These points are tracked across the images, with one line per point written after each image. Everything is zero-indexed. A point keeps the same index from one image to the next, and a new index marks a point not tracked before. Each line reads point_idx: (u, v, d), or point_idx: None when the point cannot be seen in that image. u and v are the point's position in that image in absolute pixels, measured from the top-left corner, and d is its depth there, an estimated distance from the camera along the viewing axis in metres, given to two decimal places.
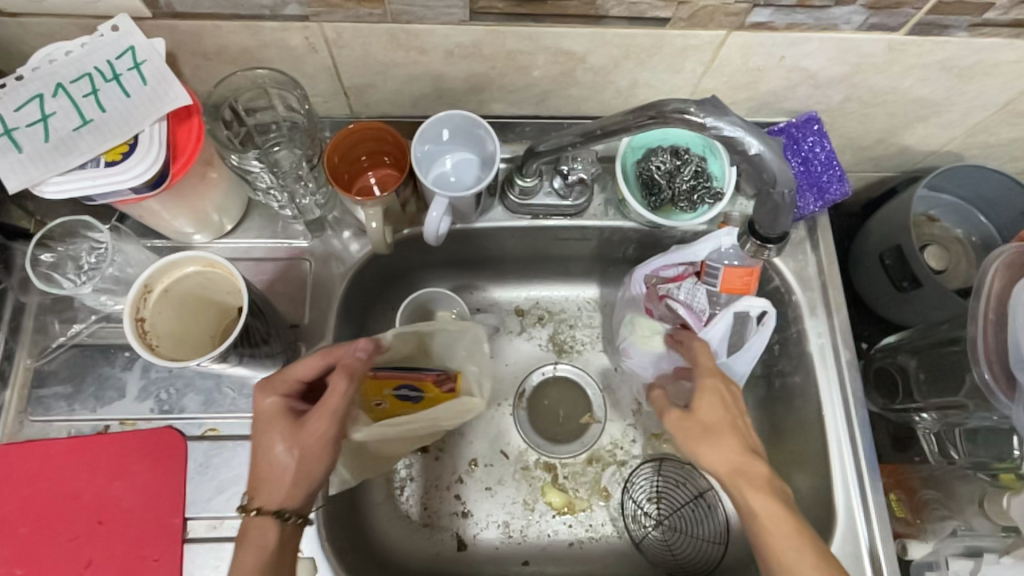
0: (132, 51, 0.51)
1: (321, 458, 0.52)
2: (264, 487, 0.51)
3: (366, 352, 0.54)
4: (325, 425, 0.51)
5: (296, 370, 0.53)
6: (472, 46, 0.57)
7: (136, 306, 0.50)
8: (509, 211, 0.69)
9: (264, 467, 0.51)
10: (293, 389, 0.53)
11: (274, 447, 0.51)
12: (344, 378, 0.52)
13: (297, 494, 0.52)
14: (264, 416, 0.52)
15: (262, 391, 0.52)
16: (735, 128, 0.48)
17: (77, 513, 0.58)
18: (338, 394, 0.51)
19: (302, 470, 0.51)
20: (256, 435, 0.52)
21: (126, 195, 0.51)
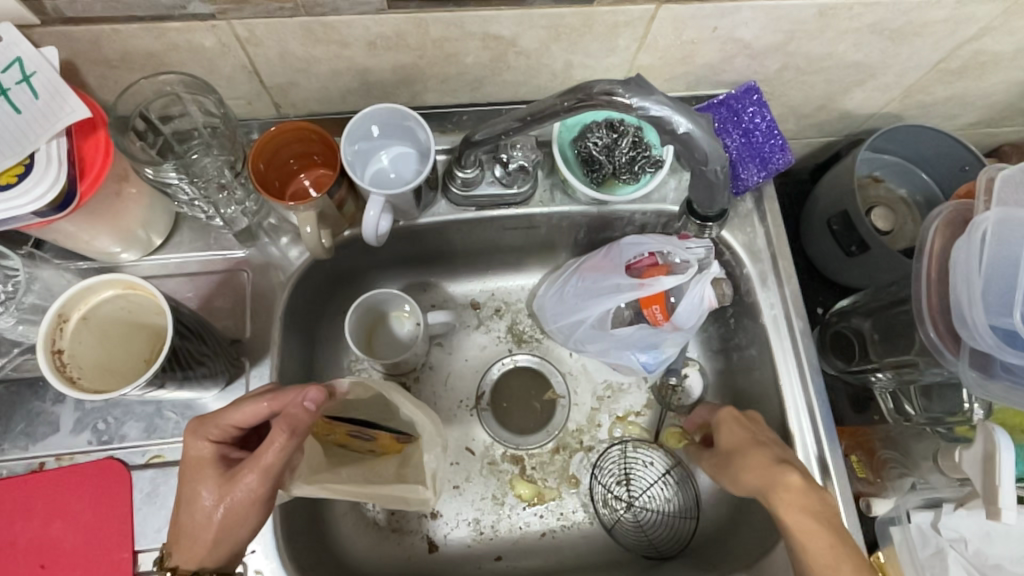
0: (20, 63, 0.47)
1: (246, 513, 0.49)
2: (184, 542, 0.49)
3: (316, 404, 0.49)
4: (254, 482, 0.48)
5: (232, 416, 0.50)
6: (395, 36, 0.54)
7: (52, 338, 0.47)
8: (453, 205, 0.67)
9: (186, 518, 0.49)
10: (230, 434, 0.51)
11: (198, 497, 0.49)
12: (284, 432, 0.47)
13: (219, 551, 0.50)
14: (195, 461, 0.50)
15: (192, 435, 0.50)
16: (661, 107, 0.47)
17: (17, 559, 0.55)
18: (274, 449, 0.47)
19: (224, 527, 0.49)
20: (183, 482, 0.50)
21: (29, 219, 0.48)
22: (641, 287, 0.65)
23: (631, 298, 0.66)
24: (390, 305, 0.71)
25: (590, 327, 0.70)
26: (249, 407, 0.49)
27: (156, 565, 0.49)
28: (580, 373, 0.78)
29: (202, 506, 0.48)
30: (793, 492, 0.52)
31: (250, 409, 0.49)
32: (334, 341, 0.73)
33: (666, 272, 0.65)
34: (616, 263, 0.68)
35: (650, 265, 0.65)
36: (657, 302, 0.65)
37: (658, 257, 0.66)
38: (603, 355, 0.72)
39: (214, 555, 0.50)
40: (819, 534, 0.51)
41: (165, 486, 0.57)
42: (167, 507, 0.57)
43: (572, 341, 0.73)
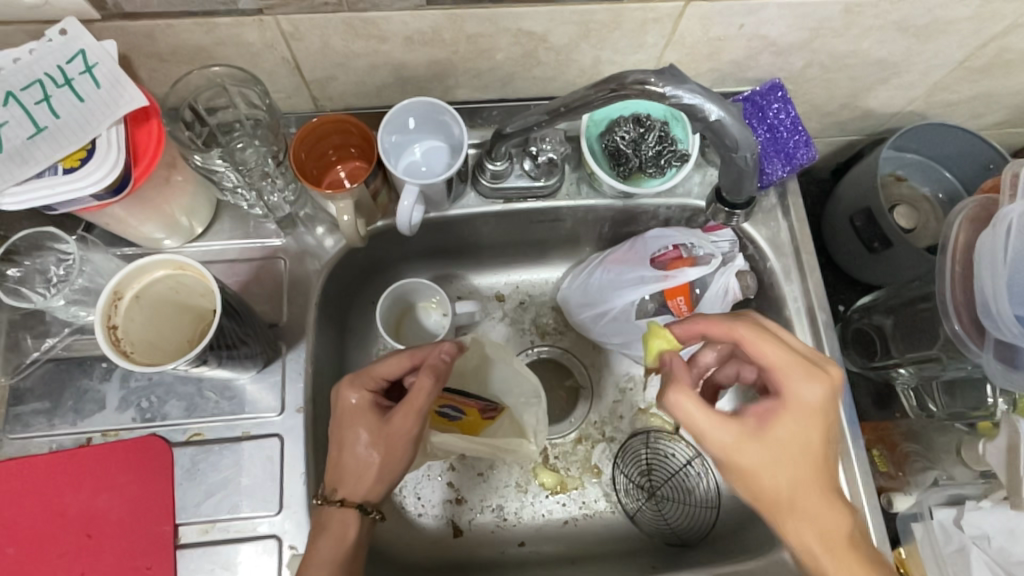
0: (83, 55, 0.50)
1: (401, 452, 0.55)
2: (347, 480, 0.54)
3: (451, 354, 0.56)
4: (410, 422, 0.54)
5: (382, 368, 0.55)
6: (431, 31, 0.56)
7: (108, 314, 0.49)
8: (481, 197, 0.69)
9: (349, 458, 0.54)
10: (378, 386, 0.56)
11: (359, 439, 0.54)
12: (431, 377, 0.53)
13: (380, 489, 0.55)
14: (350, 410, 0.55)
15: (348, 387, 0.55)
16: (694, 96, 0.49)
17: (64, 529, 0.57)
18: (424, 392, 0.53)
19: (385, 466, 0.54)
20: (340, 429, 0.55)
21: (87, 201, 0.50)
22: (666, 279, 0.67)
23: (656, 290, 0.68)
24: (419, 295, 0.73)
25: (616, 318, 0.71)
26: (397, 358, 0.55)
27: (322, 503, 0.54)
28: (603, 365, 0.79)
29: (361, 446, 0.53)
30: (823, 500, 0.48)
31: (397, 362, 0.55)
32: (365, 330, 0.75)
33: (689, 263, 0.66)
34: (642, 255, 0.69)
35: (674, 257, 0.67)
36: (681, 294, 0.68)
37: (682, 248, 0.67)
38: (626, 347, 0.74)
39: (376, 491, 0.55)
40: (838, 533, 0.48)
41: (205, 462, 0.60)
42: (207, 483, 0.59)
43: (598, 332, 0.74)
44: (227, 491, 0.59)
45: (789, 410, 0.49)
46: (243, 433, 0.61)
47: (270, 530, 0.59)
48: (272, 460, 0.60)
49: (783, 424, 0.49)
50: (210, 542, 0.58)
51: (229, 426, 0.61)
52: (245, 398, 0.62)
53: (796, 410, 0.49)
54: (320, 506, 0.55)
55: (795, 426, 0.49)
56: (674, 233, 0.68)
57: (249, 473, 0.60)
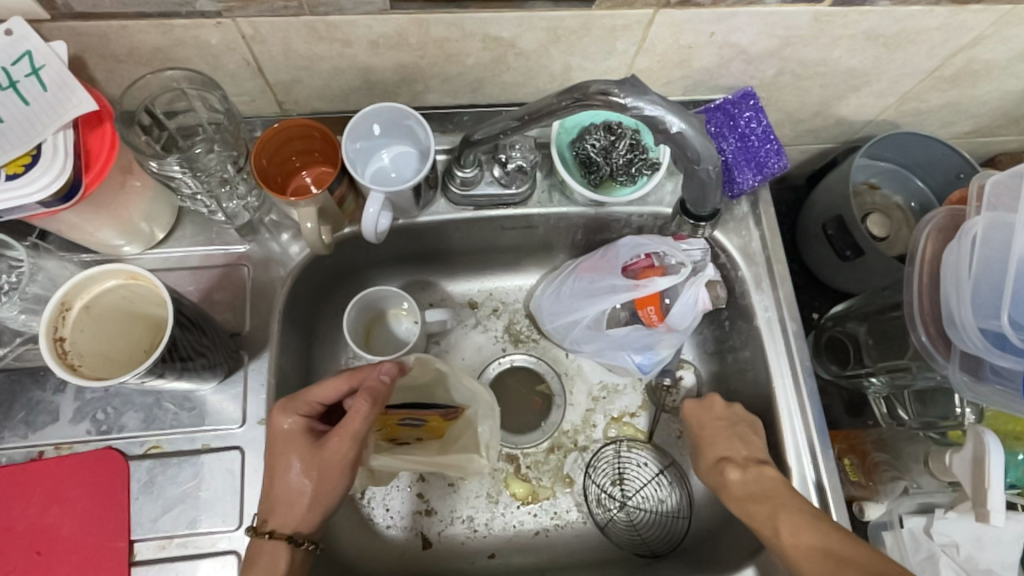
0: (30, 56, 0.48)
1: (335, 479, 0.54)
2: (279, 509, 0.54)
3: (390, 376, 0.56)
4: (344, 448, 0.54)
5: (316, 393, 0.55)
6: (397, 35, 0.55)
7: (54, 325, 0.47)
8: (452, 203, 0.68)
9: (282, 486, 0.54)
10: (314, 410, 0.56)
11: (291, 467, 0.54)
12: (368, 402, 0.53)
13: (313, 517, 0.54)
14: (284, 436, 0.55)
15: (281, 412, 0.55)
16: (656, 107, 0.48)
17: (13, 546, 0.55)
18: (359, 418, 0.53)
19: (318, 493, 0.54)
20: (273, 455, 0.55)
21: (34, 209, 0.49)
22: (637, 288, 0.66)
23: (627, 299, 0.67)
24: (388, 303, 0.72)
25: (586, 328, 0.71)
26: (334, 381, 0.55)
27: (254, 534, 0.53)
28: (575, 373, 0.79)
29: (293, 473, 0.53)
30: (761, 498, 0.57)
31: (333, 386, 0.55)
32: (334, 338, 0.74)
33: (661, 273, 0.65)
34: (614, 263, 0.69)
35: (646, 266, 0.66)
36: (651, 303, 0.66)
37: (654, 257, 0.66)
38: (598, 355, 0.73)
39: (308, 520, 0.54)
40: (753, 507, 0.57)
41: (163, 476, 0.58)
42: (165, 497, 0.58)
43: (570, 342, 0.74)
44: (186, 505, 0.58)
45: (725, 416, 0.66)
46: (202, 446, 0.59)
47: (229, 545, 0.57)
48: (233, 473, 0.59)
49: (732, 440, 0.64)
50: (167, 558, 0.57)
51: (189, 438, 0.60)
52: (205, 410, 0.60)
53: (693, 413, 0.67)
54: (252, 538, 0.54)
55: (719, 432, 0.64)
56: (644, 243, 0.68)
57: (209, 486, 0.58)
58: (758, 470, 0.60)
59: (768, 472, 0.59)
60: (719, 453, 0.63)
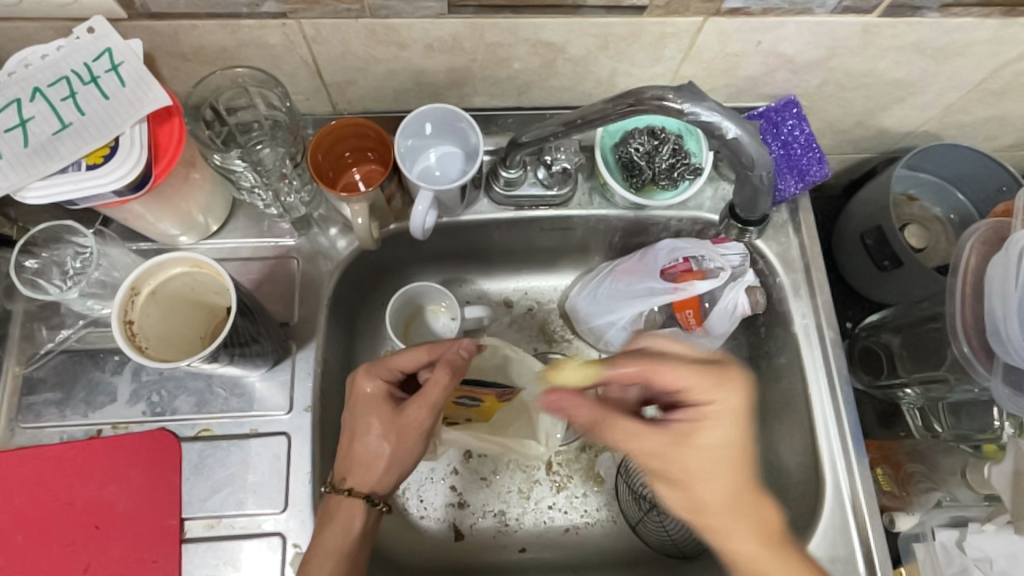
0: (110, 53, 0.51)
1: (412, 444, 0.57)
2: (358, 468, 0.56)
3: (467, 352, 0.58)
4: (423, 416, 0.56)
5: (399, 361, 0.57)
6: (451, 39, 0.57)
7: (125, 308, 0.50)
8: (494, 203, 0.70)
9: (361, 447, 0.56)
10: (394, 377, 0.58)
11: (371, 430, 0.56)
12: (448, 373, 0.55)
13: (389, 479, 0.57)
14: (365, 399, 0.57)
15: (365, 376, 0.57)
16: (712, 113, 0.49)
17: (72, 519, 0.58)
18: (439, 388, 0.55)
19: (395, 456, 0.56)
20: (355, 416, 0.57)
21: (108, 198, 0.51)
22: (675, 292, 0.67)
23: (665, 301, 0.68)
24: (427, 299, 0.73)
25: (621, 329, 0.72)
26: (415, 353, 0.57)
27: (333, 490, 0.55)
28: None
29: (372, 437, 0.55)
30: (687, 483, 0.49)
31: (413, 356, 0.57)
32: (374, 331, 0.76)
33: (699, 277, 0.66)
34: (652, 266, 0.69)
35: (684, 270, 0.66)
36: (690, 306, 0.68)
37: (694, 262, 0.66)
38: None
39: (385, 480, 0.57)
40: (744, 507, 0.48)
41: (212, 458, 0.60)
42: (214, 479, 0.60)
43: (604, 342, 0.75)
44: (234, 487, 0.60)
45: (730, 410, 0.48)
46: (251, 430, 0.62)
47: (274, 527, 0.59)
48: (279, 458, 0.61)
49: (712, 442, 0.48)
50: (215, 537, 0.59)
51: (238, 423, 0.62)
52: (254, 396, 0.63)
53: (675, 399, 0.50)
54: (327, 496, 0.56)
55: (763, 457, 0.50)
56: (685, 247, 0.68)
57: (256, 470, 0.60)
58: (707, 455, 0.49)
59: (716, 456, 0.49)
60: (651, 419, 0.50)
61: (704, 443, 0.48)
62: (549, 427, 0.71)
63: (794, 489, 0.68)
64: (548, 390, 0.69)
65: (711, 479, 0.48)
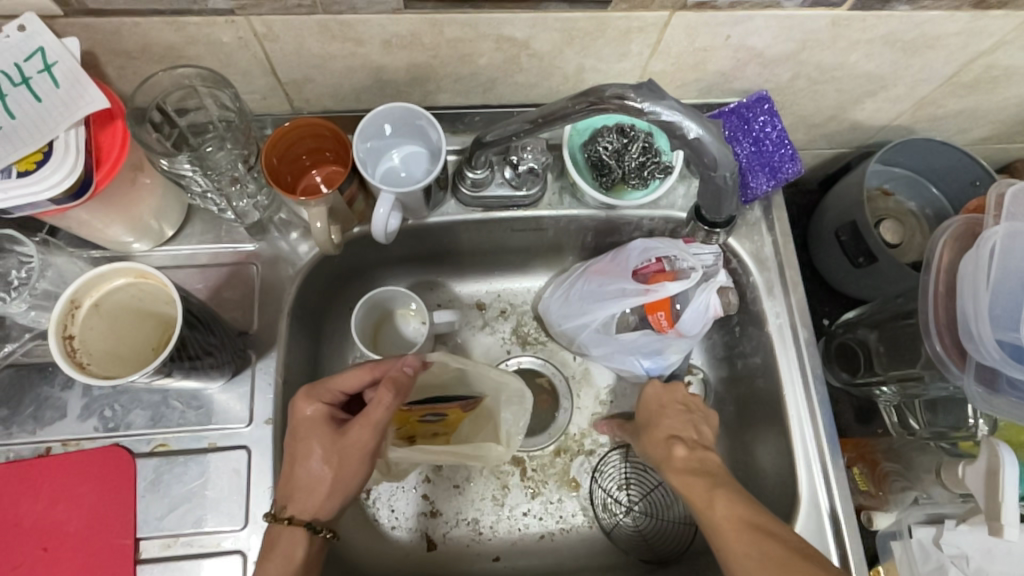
0: (42, 52, 0.48)
1: (355, 468, 0.54)
2: (299, 495, 0.54)
3: (413, 369, 0.57)
4: (365, 437, 0.54)
5: (340, 382, 0.56)
6: (410, 35, 0.55)
7: (63, 323, 0.47)
8: (462, 205, 0.68)
9: (302, 473, 0.54)
10: (336, 399, 0.57)
11: (312, 454, 0.54)
12: (391, 392, 0.53)
13: (331, 504, 0.55)
14: (306, 422, 0.55)
15: (305, 399, 0.55)
16: (672, 112, 0.48)
17: (20, 542, 0.55)
18: (382, 408, 0.54)
19: (337, 481, 0.54)
20: (296, 441, 0.55)
21: (46, 206, 0.49)
22: (647, 293, 0.65)
23: (637, 304, 0.66)
24: (396, 303, 0.71)
25: (595, 332, 0.70)
26: (358, 372, 0.56)
27: (273, 518, 0.53)
28: (582, 374, 0.78)
29: (314, 463, 0.53)
30: (682, 462, 0.60)
31: (356, 375, 0.56)
32: (341, 337, 0.74)
33: (671, 278, 0.65)
34: (624, 267, 0.68)
35: (656, 271, 0.65)
36: (662, 309, 0.65)
37: (669, 261, 0.65)
38: (607, 359, 0.72)
39: (326, 507, 0.54)
40: (693, 480, 0.57)
41: (169, 475, 0.58)
42: (171, 496, 0.58)
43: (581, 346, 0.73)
44: (192, 504, 0.57)
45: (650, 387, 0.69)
46: (209, 445, 0.59)
47: (235, 545, 0.57)
48: (239, 473, 0.59)
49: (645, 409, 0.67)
50: (173, 557, 0.56)
51: (196, 437, 0.59)
52: (212, 409, 0.60)
53: (656, 402, 0.67)
54: (270, 525, 0.54)
55: (674, 416, 0.65)
56: (658, 247, 0.66)
57: (215, 486, 0.58)
58: (704, 452, 0.60)
59: (711, 458, 0.60)
60: (671, 431, 0.63)
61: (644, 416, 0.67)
62: (513, 425, 0.68)
63: (770, 492, 0.67)
64: (513, 388, 0.68)
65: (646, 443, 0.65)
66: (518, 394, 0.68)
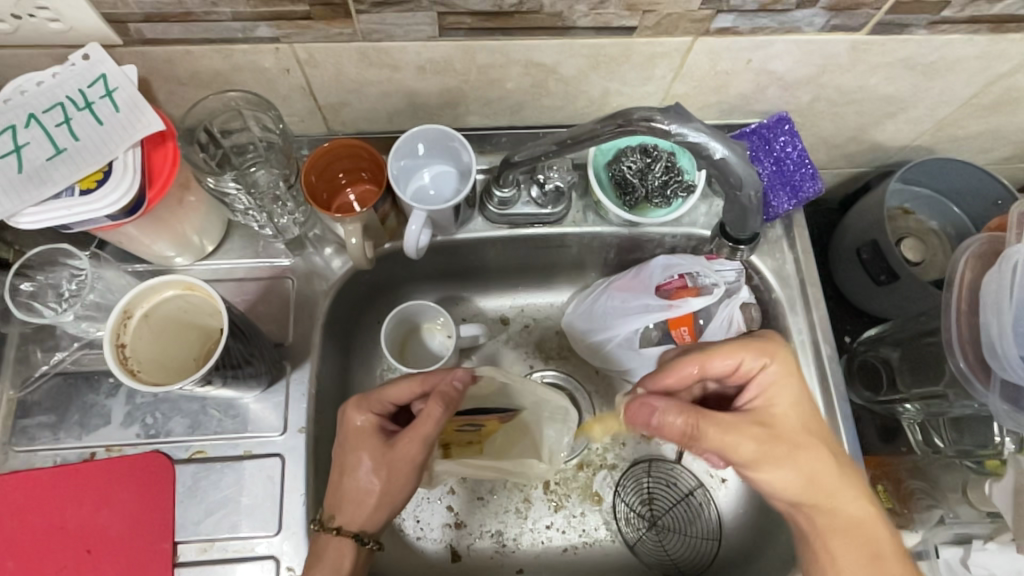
0: (104, 79, 0.51)
1: (402, 481, 0.56)
2: (348, 508, 0.56)
3: (462, 381, 0.58)
4: (414, 450, 0.55)
5: (389, 394, 0.57)
6: (444, 61, 0.57)
7: (117, 332, 0.50)
8: (489, 222, 0.70)
9: (351, 485, 0.56)
10: (386, 410, 0.58)
11: (361, 465, 0.56)
12: (440, 406, 0.55)
13: (379, 517, 0.56)
14: (356, 433, 0.57)
15: (356, 409, 0.57)
16: (700, 134, 0.50)
17: (64, 543, 0.58)
18: (431, 420, 0.55)
19: (386, 493, 0.56)
20: (344, 452, 0.57)
21: (103, 222, 0.52)
22: (671, 308, 0.67)
23: (661, 318, 0.68)
24: (423, 317, 0.73)
25: (619, 347, 0.71)
26: (407, 384, 0.57)
27: (320, 528, 0.55)
28: (605, 389, 0.79)
29: (363, 473, 0.55)
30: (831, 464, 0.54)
31: (404, 389, 0.57)
32: (370, 351, 0.76)
33: (695, 293, 0.66)
34: (647, 283, 0.69)
35: (679, 287, 0.67)
36: (685, 324, 0.67)
37: (692, 276, 0.67)
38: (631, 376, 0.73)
39: (373, 520, 0.56)
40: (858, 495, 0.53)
41: (206, 481, 0.60)
42: (208, 501, 0.60)
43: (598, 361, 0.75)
44: (227, 509, 0.59)
45: (776, 383, 0.54)
46: (245, 452, 0.61)
47: (268, 550, 0.59)
48: (273, 480, 0.60)
49: (785, 408, 0.53)
50: (208, 561, 0.58)
51: (232, 444, 0.61)
52: (248, 417, 0.62)
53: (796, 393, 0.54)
54: (315, 534, 0.56)
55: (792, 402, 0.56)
56: (677, 264, 0.68)
57: (250, 492, 0.60)
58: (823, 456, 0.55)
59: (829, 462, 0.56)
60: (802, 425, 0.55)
61: (779, 417, 0.53)
62: (555, 443, 0.70)
63: None
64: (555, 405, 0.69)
65: (774, 456, 0.51)
66: (561, 411, 0.69)
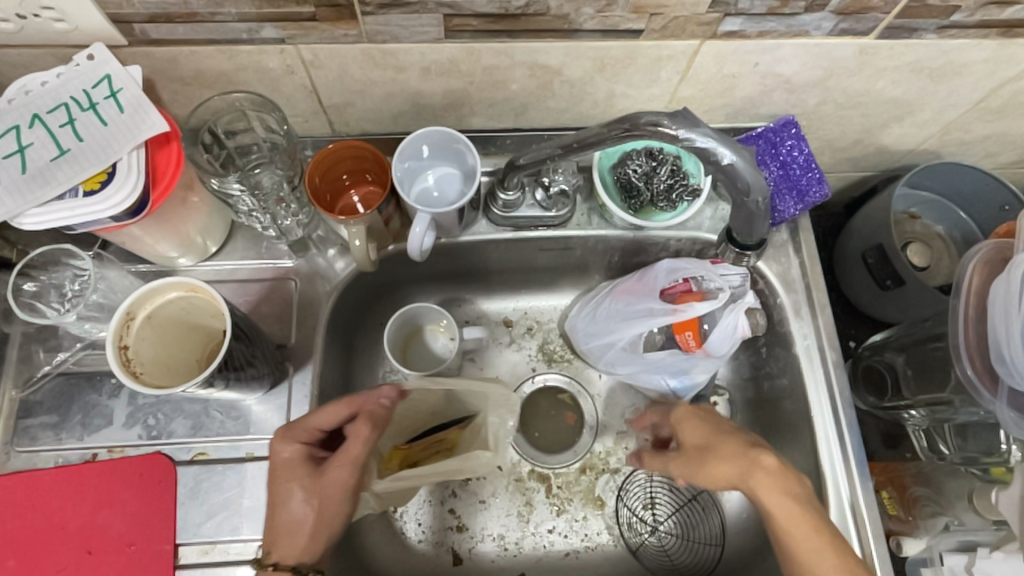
0: (109, 80, 0.51)
1: (336, 504, 0.55)
2: (282, 541, 0.55)
3: (389, 399, 0.58)
4: (345, 473, 0.55)
5: (318, 420, 0.56)
6: (449, 62, 0.57)
7: (120, 334, 0.50)
8: (493, 224, 0.70)
9: (284, 517, 0.55)
10: (313, 437, 0.57)
11: (293, 497, 0.55)
12: (367, 425, 0.55)
13: (315, 547, 0.56)
14: (283, 465, 0.55)
15: (282, 440, 0.56)
16: (707, 139, 0.50)
17: (65, 543, 0.57)
18: (360, 441, 0.55)
19: (321, 519, 0.55)
20: (274, 484, 0.55)
21: (105, 222, 0.51)
22: (676, 313, 0.66)
23: (665, 323, 0.67)
24: (425, 319, 0.73)
25: (622, 350, 0.71)
26: (335, 408, 0.56)
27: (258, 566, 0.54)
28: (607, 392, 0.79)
29: (296, 505, 0.54)
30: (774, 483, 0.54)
31: (332, 412, 0.56)
32: (372, 352, 0.75)
33: (700, 298, 0.66)
34: (652, 287, 0.69)
35: (684, 291, 0.66)
36: (690, 328, 0.66)
37: (695, 280, 0.66)
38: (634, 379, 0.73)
39: (310, 549, 0.55)
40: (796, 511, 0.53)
41: (208, 483, 0.60)
42: (209, 503, 0.59)
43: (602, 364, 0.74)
44: (229, 512, 0.59)
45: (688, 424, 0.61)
46: (246, 454, 0.61)
47: None
48: None
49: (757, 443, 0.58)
50: (208, 563, 0.58)
51: (234, 446, 0.61)
52: (250, 419, 0.62)
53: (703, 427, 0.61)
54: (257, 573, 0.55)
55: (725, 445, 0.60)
56: (684, 268, 0.67)
57: (251, 494, 0.60)
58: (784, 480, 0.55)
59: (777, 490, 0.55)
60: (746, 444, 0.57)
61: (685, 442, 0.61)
62: (500, 428, 0.67)
63: None
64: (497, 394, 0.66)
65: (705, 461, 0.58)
66: (504, 396, 0.66)
